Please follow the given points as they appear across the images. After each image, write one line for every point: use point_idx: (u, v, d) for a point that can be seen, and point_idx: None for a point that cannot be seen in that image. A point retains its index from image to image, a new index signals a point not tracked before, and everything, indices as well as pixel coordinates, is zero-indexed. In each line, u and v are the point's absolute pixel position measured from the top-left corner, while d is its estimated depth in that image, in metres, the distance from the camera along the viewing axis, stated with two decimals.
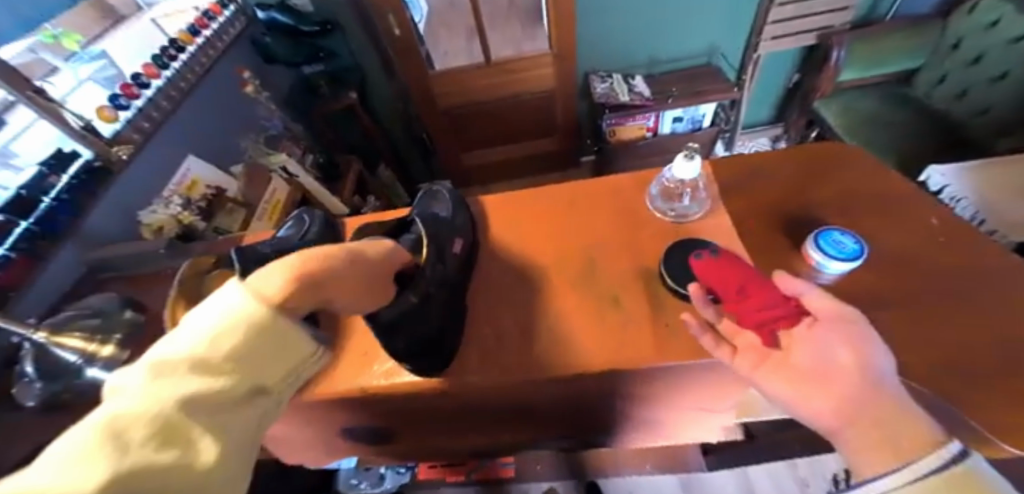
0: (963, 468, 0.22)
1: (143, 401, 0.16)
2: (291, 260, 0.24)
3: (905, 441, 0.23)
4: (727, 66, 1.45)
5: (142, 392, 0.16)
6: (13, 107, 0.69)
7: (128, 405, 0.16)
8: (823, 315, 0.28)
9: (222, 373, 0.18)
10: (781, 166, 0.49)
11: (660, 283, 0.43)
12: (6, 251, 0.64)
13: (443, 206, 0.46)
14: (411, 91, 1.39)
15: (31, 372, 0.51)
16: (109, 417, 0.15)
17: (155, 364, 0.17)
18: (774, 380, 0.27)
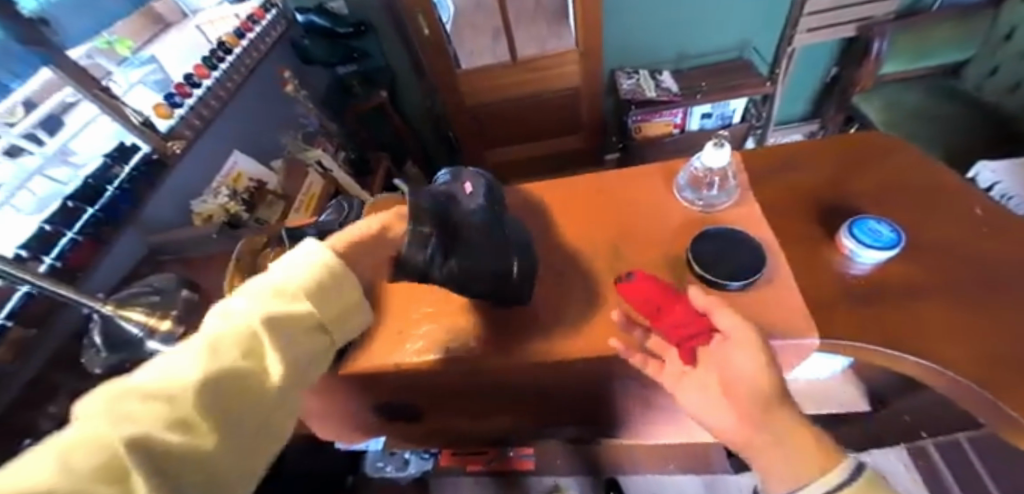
0: (861, 478, 0.28)
1: (182, 375, 0.22)
2: (310, 260, 0.30)
3: (814, 461, 0.28)
4: (760, 60, 1.41)
5: (185, 368, 0.23)
6: (76, 105, 0.72)
7: (175, 375, 0.22)
8: (730, 335, 0.33)
9: (242, 357, 0.25)
10: (812, 158, 0.49)
11: (687, 269, 0.43)
12: (74, 235, 0.70)
13: None
14: (439, 90, 1.42)
15: (98, 342, 0.57)
16: (163, 381, 0.22)
17: (196, 346, 0.24)
18: (691, 393, 0.33)
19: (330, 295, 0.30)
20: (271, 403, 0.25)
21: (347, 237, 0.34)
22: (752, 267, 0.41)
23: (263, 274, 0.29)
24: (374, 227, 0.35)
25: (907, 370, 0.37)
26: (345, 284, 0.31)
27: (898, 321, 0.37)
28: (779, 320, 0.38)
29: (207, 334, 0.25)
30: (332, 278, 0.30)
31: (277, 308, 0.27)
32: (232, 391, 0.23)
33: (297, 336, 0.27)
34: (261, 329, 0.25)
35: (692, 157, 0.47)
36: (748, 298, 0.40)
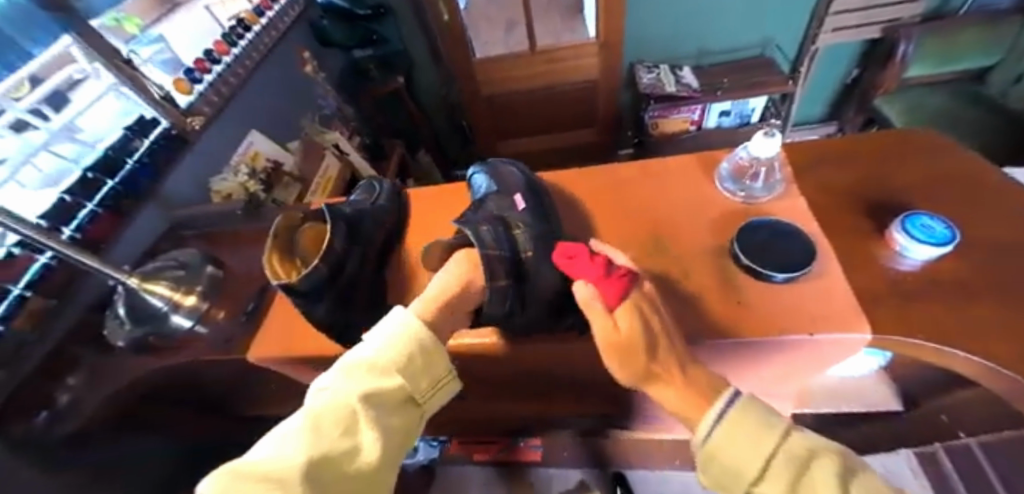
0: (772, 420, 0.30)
1: (302, 451, 0.28)
2: (398, 339, 0.35)
3: (697, 408, 0.31)
4: (781, 58, 1.40)
5: (305, 441, 0.28)
6: (84, 81, 0.68)
7: (299, 447, 0.28)
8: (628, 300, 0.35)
9: (344, 434, 0.30)
10: (856, 152, 0.49)
11: (729, 258, 0.43)
12: (94, 208, 0.67)
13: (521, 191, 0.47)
14: (456, 77, 1.41)
15: (123, 314, 0.56)
16: (291, 451, 0.28)
17: (310, 418, 0.30)
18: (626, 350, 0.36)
19: (417, 377, 0.35)
20: (368, 476, 0.30)
21: (434, 298, 0.38)
22: (796, 261, 0.40)
23: (357, 348, 0.35)
24: (455, 284, 0.39)
25: (956, 367, 0.36)
26: (432, 360, 0.36)
27: (952, 316, 0.36)
28: (828, 313, 0.37)
29: (312, 412, 0.30)
30: (419, 354, 0.35)
31: (371, 389, 0.32)
32: (335, 465, 0.29)
33: (387, 412, 0.32)
34: (358, 408, 0.30)
35: (738, 147, 0.47)
36: (792, 291, 0.40)
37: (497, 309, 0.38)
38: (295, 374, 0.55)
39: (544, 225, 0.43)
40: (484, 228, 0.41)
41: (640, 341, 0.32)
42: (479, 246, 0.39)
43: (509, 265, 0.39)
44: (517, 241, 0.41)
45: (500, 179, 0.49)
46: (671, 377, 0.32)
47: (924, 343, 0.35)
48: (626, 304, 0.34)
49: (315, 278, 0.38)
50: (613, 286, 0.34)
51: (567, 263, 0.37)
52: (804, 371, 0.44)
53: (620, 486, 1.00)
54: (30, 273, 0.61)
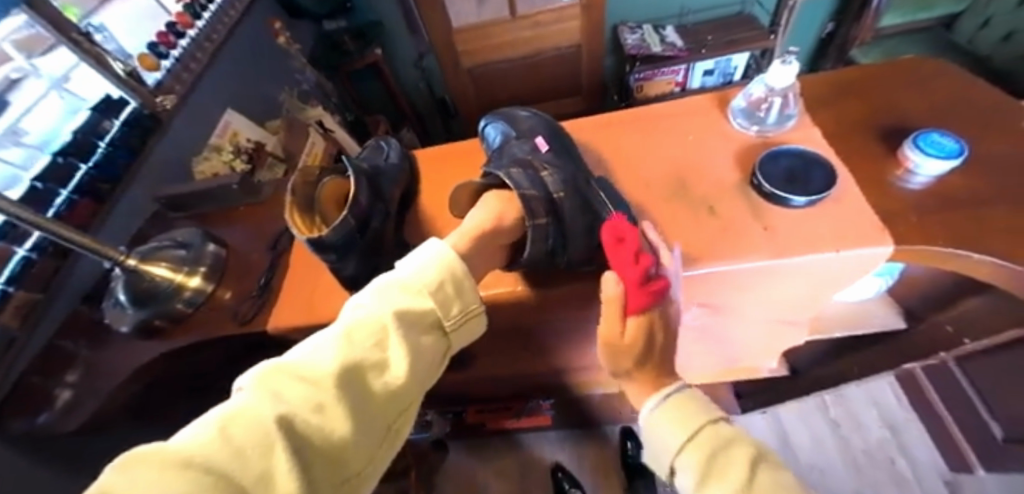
0: (694, 396, 0.32)
1: (329, 361, 0.27)
2: (431, 264, 0.34)
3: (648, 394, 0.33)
4: (760, 12, 1.40)
5: (331, 353, 0.28)
6: (22, 80, 0.61)
7: (325, 358, 0.27)
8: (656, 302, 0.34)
9: (373, 348, 0.29)
10: (861, 83, 0.50)
11: (751, 187, 0.44)
12: (70, 194, 0.62)
13: (541, 134, 0.46)
14: (436, 48, 1.36)
15: (124, 299, 0.53)
16: (318, 360, 0.27)
17: (340, 331, 0.29)
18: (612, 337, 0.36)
19: (449, 302, 0.34)
20: (398, 392, 0.30)
21: (466, 231, 0.38)
22: (815, 185, 0.41)
23: (391, 272, 0.34)
24: (489, 217, 0.40)
25: (970, 272, 0.38)
26: (464, 289, 0.35)
27: (964, 226, 0.38)
28: (853, 231, 0.39)
29: (347, 324, 0.30)
30: (451, 281, 0.34)
31: (404, 308, 0.31)
32: (365, 375, 0.28)
33: (419, 333, 0.32)
34: (390, 323, 0.30)
35: (751, 81, 0.47)
36: (810, 215, 0.41)
37: (539, 249, 0.39)
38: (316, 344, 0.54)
39: (572, 166, 0.43)
40: (516, 171, 0.41)
41: (636, 351, 0.33)
42: (516, 187, 0.40)
43: (546, 203, 0.40)
44: (546, 183, 0.41)
45: (516, 124, 0.49)
46: (640, 375, 0.33)
47: (945, 250, 0.36)
48: (640, 318, 0.33)
49: (344, 230, 0.37)
50: (638, 298, 0.33)
51: (612, 243, 0.36)
52: (828, 294, 0.45)
53: (630, 440, 1.03)
54: (11, 266, 0.56)
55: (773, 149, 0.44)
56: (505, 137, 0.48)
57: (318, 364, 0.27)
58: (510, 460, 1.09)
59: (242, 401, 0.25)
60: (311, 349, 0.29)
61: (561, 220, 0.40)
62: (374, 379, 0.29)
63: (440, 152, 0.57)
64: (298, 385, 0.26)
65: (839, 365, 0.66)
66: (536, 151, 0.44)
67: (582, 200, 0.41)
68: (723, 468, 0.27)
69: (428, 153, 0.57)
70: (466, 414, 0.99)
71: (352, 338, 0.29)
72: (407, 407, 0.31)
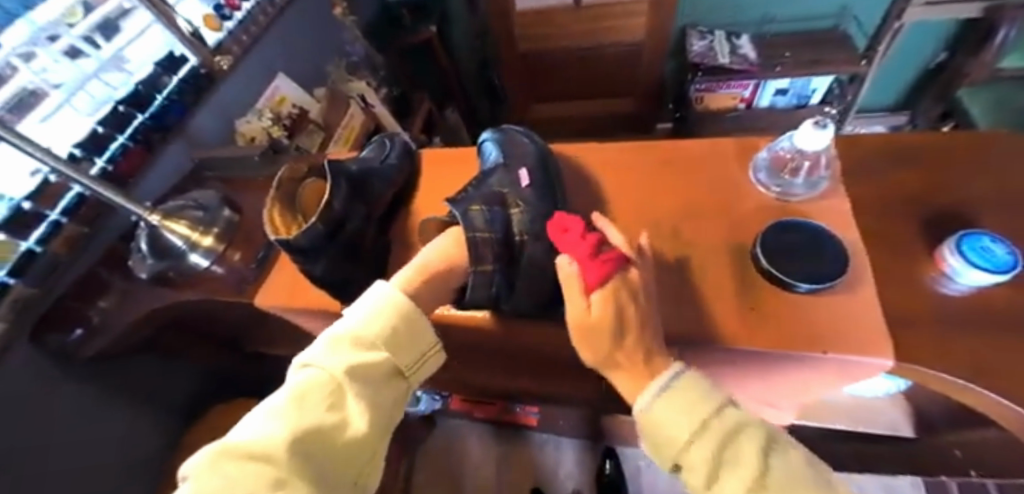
0: (684, 373, 0.29)
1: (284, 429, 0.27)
2: (381, 312, 0.34)
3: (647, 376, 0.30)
4: (857, 33, 1.26)
5: (285, 421, 0.28)
6: (132, 10, 0.72)
7: (280, 427, 0.27)
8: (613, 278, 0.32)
9: (330, 408, 0.29)
10: (923, 152, 0.43)
11: (749, 257, 0.39)
12: (125, 140, 0.69)
13: (528, 167, 0.44)
14: (492, 30, 1.33)
15: (145, 248, 0.58)
16: (274, 429, 0.27)
17: (292, 396, 0.29)
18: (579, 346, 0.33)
19: (403, 346, 0.34)
20: (360, 446, 0.30)
21: (424, 268, 0.39)
22: (823, 270, 0.36)
23: (340, 323, 0.34)
24: (443, 260, 0.40)
25: (989, 409, 0.33)
26: (415, 329, 0.35)
27: (992, 355, 0.32)
28: (855, 335, 0.34)
29: (297, 388, 0.30)
30: (405, 325, 0.35)
31: (356, 360, 0.31)
32: (324, 440, 0.28)
33: (375, 384, 0.32)
34: (342, 379, 0.30)
35: (781, 134, 0.42)
36: (811, 306, 0.36)
37: (482, 292, 0.40)
38: (303, 322, 0.56)
39: (548, 207, 0.41)
40: (475, 209, 0.39)
41: (608, 322, 0.30)
42: (468, 228, 0.38)
43: (499, 250, 0.38)
44: (511, 222, 0.40)
45: (510, 148, 0.46)
46: (626, 360, 0.30)
47: (957, 380, 0.31)
48: (605, 290, 0.31)
49: (311, 235, 0.37)
50: (597, 269, 0.32)
51: (556, 234, 0.35)
52: (814, 385, 0.41)
53: (609, 460, 1.03)
54: (65, 201, 0.63)
55: (785, 221, 0.39)
56: (496, 159, 0.47)
57: (273, 433, 0.27)
58: (490, 452, 1.11)
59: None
60: (266, 420, 0.28)
61: (515, 268, 0.39)
62: (336, 438, 0.29)
63: (448, 155, 0.56)
64: (255, 461, 0.25)
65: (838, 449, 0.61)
66: (510, 189, 0.42)
67: (549, 247, 0.39)
68: (738, 458, 0.24)
69: (437, 154, 0.56)
70: (452, 399, 1.02)
71: (307, 403, 0.29)
72: (372, 464, 0.31)
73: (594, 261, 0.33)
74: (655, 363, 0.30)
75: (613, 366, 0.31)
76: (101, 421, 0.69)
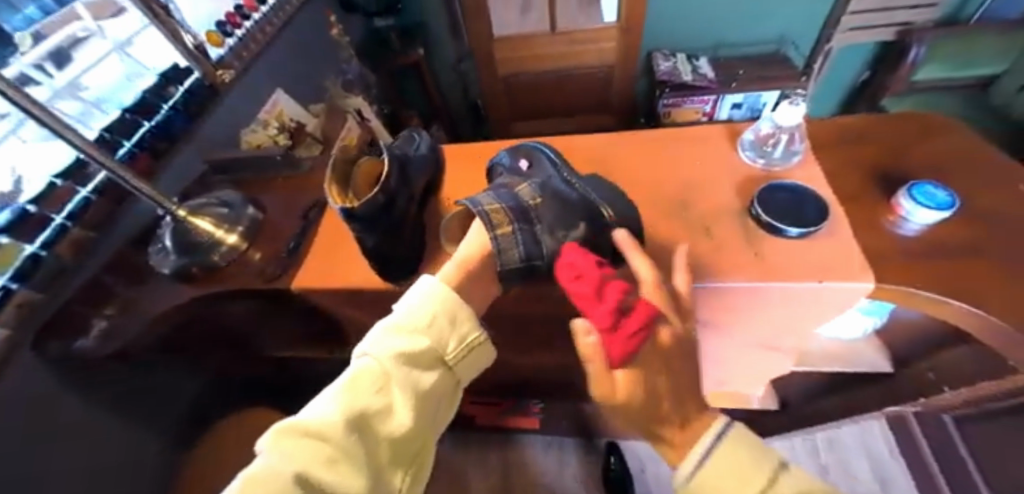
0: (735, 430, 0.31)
1: (338, 412, 0.29)
2: (426, 304, 0.37)
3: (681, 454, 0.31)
4: (796, 55, 1.43)
5: (338, 405, 0.30)
6: (89, 39, 0.70)
7: (334, 409, 0.29)
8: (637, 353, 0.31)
9: (378, 395, 0.31)
10: (872, 130, 0.53)
11: (749, 215, 0.46)
12: (131, 147, 0.68)
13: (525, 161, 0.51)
14: (475, 53, 1.42)
15: (169, 245, 0.59)
16: (327, 411, 0.29)
17: (344, 382, 0.32)
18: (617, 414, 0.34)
19: (447, 339, 0.36)
20: (407, 433, 0.32)
21: (462, 260, 0.41)
22: (806, 217, 0.44)
23: (390, 315, 0.37)
24: (479, 245, 0.42)
25: (950, 318, 0.40)
26: (460, 321, 0.37)
27: (947, 277, 0.40)
28: (839, 265, 0.41)
29: (351, 374, 0.32)
30: (449, 315, 0.37)
31: (403, 351, 0.33)
32: (372, 423, 0.30)
33: (421, 372, 0.34)
34: (390, 369, 0.32)
35: (760, 118, 0.50)
36: (802, 246, 0.43)
37: (512, 255, 0.42)
38: (333, 310, 0.58)
39: (551, 179, 0.47)
40: (478, 193, 0.46)
41: (637, 402, 0.31)
42: (473, 202, 0.44)
43: (513, 211, 0.43)
44: (521, 194, 0.45)
45: (501, 154, 0.54)
46: (667, 433, 0.32)
47: (930, 294, 0.39)
48: (627, 369, 0.31)
49: (371, 205, 0.41)
50: (615, 342, 0.31)
51: (569, 280, 0.36)
52: (811, 325, 0.48)
53: (613, 455, 1.07)
54: (72, 204, 0.62)
55: (774, 184, 0.47)
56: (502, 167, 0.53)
57: (327, 414, 0.29)
58: (494, 456, 1.11)
59: (257, 468, 0.26)
60: (321, 403, 0.31)
61: (534, 221, 0.43)
62: (383, 425, 0.31)
63: (467, 150, 0.62)
64: (312, 438, 0.28)
65: (826, 401, 0.67)
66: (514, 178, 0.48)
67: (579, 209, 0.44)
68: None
69: (456, 150, 0.62)
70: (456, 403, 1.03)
71: (357, 389, 0.31)
72: (414, 449, 0.33)
73: (607, 332, 0.32)
74: (703, 417, 0.32)
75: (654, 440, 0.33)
76: (99, 437, 0.65)
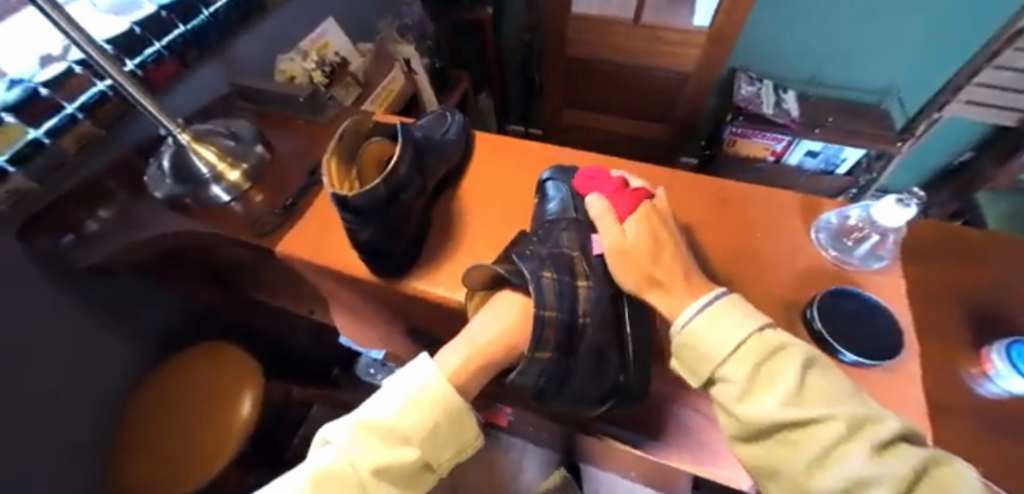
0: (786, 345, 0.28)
1: None
2: (423, 402, 0.32)
3: (685, 301, 0.32)
4: (898, 112, 1.27)
5: None
6: None
7: None
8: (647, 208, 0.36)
9: None
10: (980, 251, 0.43)
11: (802, 317, 0.39)
12: (161, 49, 0.63)
13: (595, 227, 0.40)
14: (546, 26, 1.29)
15: (166, 168, 0.56)
16: None
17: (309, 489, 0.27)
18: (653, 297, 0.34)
19: (441, 448, 0.32)
20: None
21: (481, 350, 0.36)
22: (873, 341, 0.36)
23: (377, 400, 0.32)
24: (502, 336, 0.37)
25: None
26: (458, 428, 0.33)
27: None
28: (898, 417, 0.33)
29: (321, 471, 0.28)
30: (445, 423, 0.32)
31: (385, 462, 0.29)
32: None
33: (400, 488, 0.30)
34: (365, 482, 0.28)
35: (855, 203, 0.42)
36: (859, 378, 0.35)
37: (530, 378, 0.35)
38: (316, 281, 0.53)
39: (614, 285, 0.37)
40: (547, 277, 0.35)
41: (644, 247, 0.34)
42: (537, 302, 0.34)
43: (563, 335, 0.34)
44: (577, 299, 0.36)
45: (578, 198, 0.42)
46: (665, 277, 0.33)
47: None
48: (637, 216, 0.36)
49: (371, 196, 0.35)
50: (627, 199, 0.37)
51: (585, 182, 0.42)
52: None
53: (571, 475, 1.03)
54: (86, 96, 0.58)
55: (843, 289, 0.39)
56: (561, 206, 0.42)
57: None
58: None
59: None
60: None
61: (573, 353, 0.35)
62: None
63: (505, 144, 0.54)
64: None
65: None
66: (583, 256, 0.38)
67: (610, 262, 0.38)
68: (776, 374, 0.27)
69: (494, 141, 0.55)
70: None
71: None
72: None
73: (623, 194, 0.38)
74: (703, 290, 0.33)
75: (658, 288, 0.34)
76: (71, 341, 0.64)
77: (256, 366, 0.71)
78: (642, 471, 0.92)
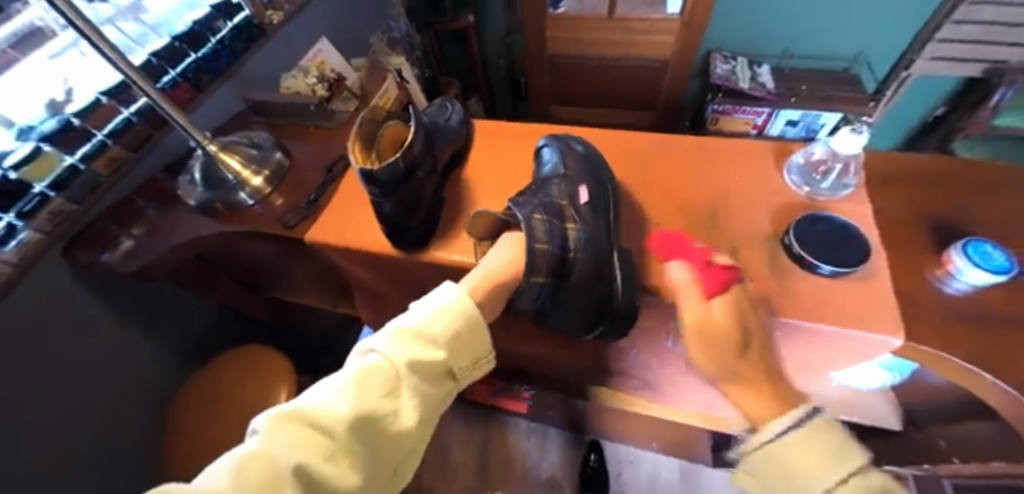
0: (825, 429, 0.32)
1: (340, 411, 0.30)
2: (448, 312, 0.37)
3: (774, 412, 0.34)
4: (869, 76, 1.33)
5: (342, 404, 0.31)
6: None
7: (336, 408, 0.30)
8: (732, 293, 0.38)
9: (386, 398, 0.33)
10: (935, 175, 0.48)
11: (781, 244, 0.43)
12: (176, 76, 0.69)
13: (583, 181, 0.45)
14: (524, 31, 1.36)
15: (197, 178, 0.61)
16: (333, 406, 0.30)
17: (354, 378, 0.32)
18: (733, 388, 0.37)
19: (462, 352, 0.38)
20: (406, 436, 0.34)
21: (490, 274, 0.41)
22: (843, 254, 0.41)
23: (407, 312, 0.37)
24: (509, 267, 0.42)
25: (983, 394, 0.37)
26: (475, 338, 0.38)
27: (995, 351, 0.36)
28: (872, 316, 0.38)
29: (361, 369, 0.33)
30: (465, 329, 0.38)
31: (418, 358, 0.34)
32: (376, 423, 0.32)
33: (428, 382, 0.35)
34: (402, 373, 0.34)
35: (816, 141, 0.47)
36: (833, 287, 0.40)
37: (529, 302, 0.42)
38: (342, 265, 0.58)
39: (602, 226, 0.42)
40: (538, 218, 0.40)
41: (729, 330, 0.37)
42: (528, 238, 0.39)
43: (553, 264, 0.40)
44: (567, 237, 0.41)
45: (569, 157, 0.47)
46: (752, 375, 0.37)
47: (979, 372, 0.35)
48: (723, 296, 0.38)
49: (391, 171, 0.41)
50: (715, 277, 0.39)
51: (670, 249, 0.43)
52: (820, 367, 0.46)
53: (594, 453, 1.06)
54: (114, 124, 0.63)
55: (815, 214, 0.43)
56: (553, 166, 0.47)
57: (334, 410, 0.30)
58: (475, 432, 1.12)
59: (258, 447, 0.27)
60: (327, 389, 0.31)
61: (562, 282, 0.41)
62: (384, 425, 0.32)
63: (502, 128, 0.60)
64: (312, 429, 0.29)
65: None
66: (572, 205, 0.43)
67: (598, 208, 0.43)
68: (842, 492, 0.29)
69: (491, 125, 0.60)
70: None
71: (367, 384, 0.32)
72: (408, 448, 0.35)
73: (708, 276, 0.39)
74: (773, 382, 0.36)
75: (733, 374, 0.37)
76: (114, 352, 0.69)
77: (286, 362, 0.76)
78: (663, 439, 0.95)
